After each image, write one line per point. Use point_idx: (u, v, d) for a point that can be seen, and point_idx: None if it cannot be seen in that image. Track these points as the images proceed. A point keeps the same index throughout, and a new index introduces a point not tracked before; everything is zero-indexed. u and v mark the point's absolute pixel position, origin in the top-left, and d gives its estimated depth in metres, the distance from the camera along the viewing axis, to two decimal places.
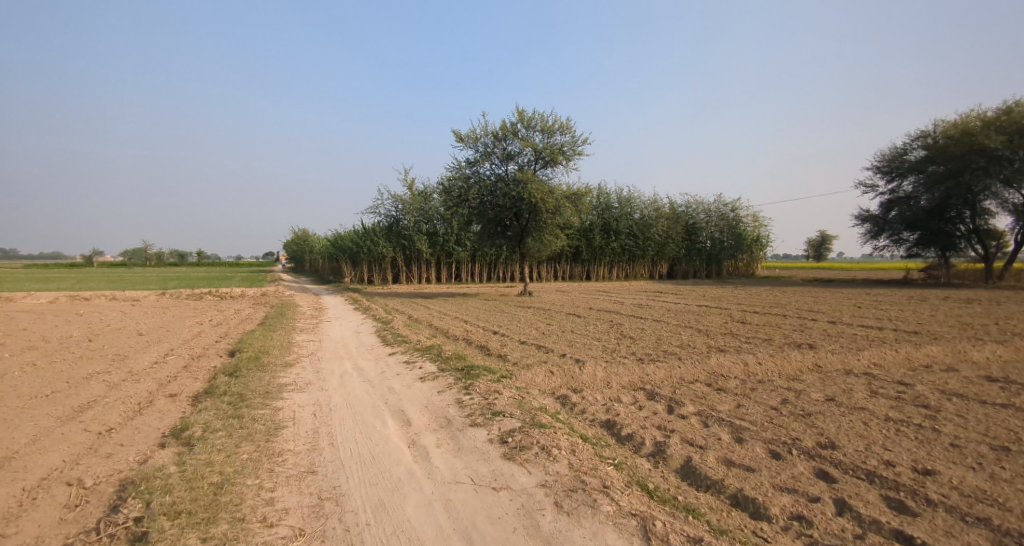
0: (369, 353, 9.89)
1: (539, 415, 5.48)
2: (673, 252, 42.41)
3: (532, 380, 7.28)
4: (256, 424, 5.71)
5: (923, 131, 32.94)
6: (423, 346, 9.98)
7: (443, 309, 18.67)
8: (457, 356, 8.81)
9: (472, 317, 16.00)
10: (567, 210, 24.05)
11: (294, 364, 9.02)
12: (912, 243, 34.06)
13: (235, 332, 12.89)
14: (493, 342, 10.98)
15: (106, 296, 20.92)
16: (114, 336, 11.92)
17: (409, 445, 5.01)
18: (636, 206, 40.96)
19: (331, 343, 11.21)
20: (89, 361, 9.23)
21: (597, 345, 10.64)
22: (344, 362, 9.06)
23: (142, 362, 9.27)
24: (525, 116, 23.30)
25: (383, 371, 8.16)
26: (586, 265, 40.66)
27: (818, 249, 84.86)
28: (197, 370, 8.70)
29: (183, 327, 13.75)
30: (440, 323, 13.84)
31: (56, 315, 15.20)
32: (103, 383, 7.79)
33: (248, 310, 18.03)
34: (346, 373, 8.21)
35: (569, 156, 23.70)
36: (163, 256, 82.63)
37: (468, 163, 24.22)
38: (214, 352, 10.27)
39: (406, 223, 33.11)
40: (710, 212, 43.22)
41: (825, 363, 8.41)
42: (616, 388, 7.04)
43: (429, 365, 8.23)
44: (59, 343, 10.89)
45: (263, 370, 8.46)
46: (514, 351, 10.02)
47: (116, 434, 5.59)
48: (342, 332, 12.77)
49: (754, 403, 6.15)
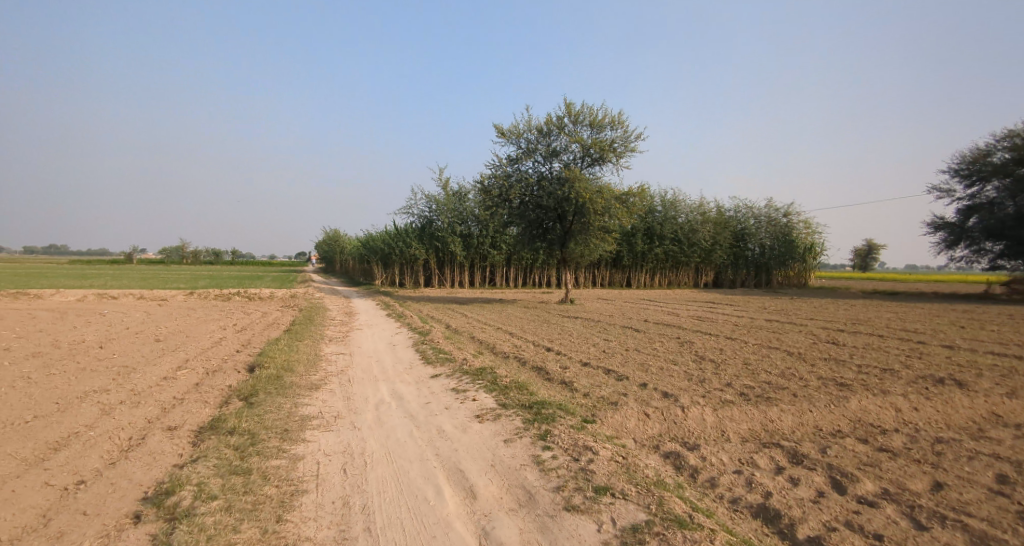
0: (408, 374, 8.35)
1: (666, 498, 3.77)
2: (720, 259, 39.69)
3: (623, 426, 5.53)
4: (267, 489, 4.15)
5: (1011, 130, 29.41)
6: (474, 367, 8.37)
7: (483, 317, 17.08)
8: (517, 385, 7.16)
9: (518, 329, 14.31)
10: (615, 212, 22.15)
11: (321, 388, 7.54)
12: (996, 254, 30.32)
13: (258, 341, 11.59)
14: (551, 363, 9.25)
15: (134, 295, 20.21)
16: (128, 343, 10.72)
17: (482, 544, 3.36)
18: (680, 209, 38.57)
19: (364, 359, 9.73)
20: (92, 374, 7.98)
21: (680, 373, 8.81)
22: (380, 387, 7.52)
23: (150, 377, 7.94)
24: (573, 109, 21.59)
25: (427, 403, 6.57)
26: (626, 271, 38.66)
27: (864, 260, 80.20)
28: (209, 392, 7.28)
29: (204, 333, 12.54)
30: (483, 336, 12.17)
31: (78, 316, 14.31)
32: (95, 406, 6.43)
33: (277, 314, 16.92)
34: (384, 403, 6.68)
35: (619, 153, 21.82)
36: (199, 254, 85.18)
37: (510, 160, 22.60)
38: (231, 366, 8.92)
39: (439, 224, 31.76)
40: (761, 217, 40.30)
41: (1005, 413, 6.34)
42: (743, 444, 5.22)
43: (485, 397, 6.60)
44: (65, 349, 9.78)
45: (285, 396, 6.98)
46: (581, 377, 8.30)
47: (80, 492, 4.10)
48: (375, 344, 11.31)
49: (966, 485, 4.27)
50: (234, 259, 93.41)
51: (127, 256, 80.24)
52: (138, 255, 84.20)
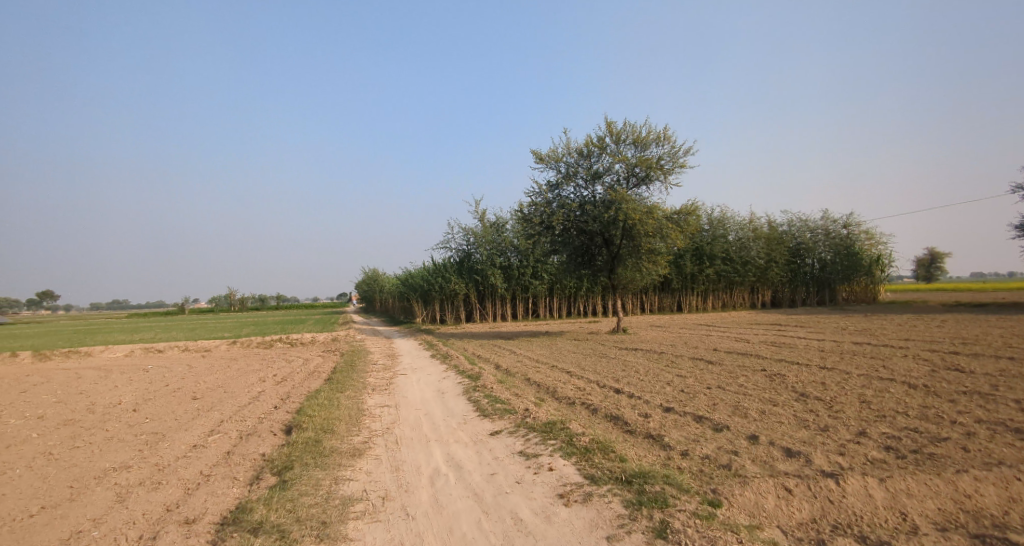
0: (463, 431, 7.17)
1: None
2: (778, 277, 37.13)
3: (763, 509, 4.07)
4: None
5: None
6: (539, 421, 7.07)
7: (534, 354, 15.85)
8: (599, 445, 5.81)
9: (575, 366, 12.93)
10: (666, 232, 20.80)
11: (364, 454, 6.44)
12: None
13: (298, 393, 10.80)
14: (628, 411, 7.85)
15: (179, 348, 20.22)
16: (163, 403, 10.18)
17: None
18: (729, 226, 36.51)
19: (411, 411, 8.64)
20: (118, 447, 7.32)
21: (790, 419, 7.18)
22: (433, 451, 6.35)
23: (178, 449, 7.17)
24: (614, 128, 20.73)
25: (494, 475, 5.30)
26: (676, 294, 36.76)
27: (927, 269, 74.61)
28: (239, 465, 6.38)
29: (243, 386, 11.92)
30: (539, 378, 10.85)
31: (121, 374, 14.09)
32: (111, 491, 5.65)
33: (318, 360, 16.27)
34: (441, 476, 5.47)
35: (667, 170, 20.62)
36: (246, 300, 88.59)
37: (550, 186, 21.71)
38: (266, 428, 8.05)
39: (478, 257, 31.03)
40: (818, 230, 37.73)
41: None
42: (955, 538, 3.60)
43: (565, 465, 5.28)
44: (98, 415, 9.28)
45: (324, 467, 5.93)
46: (670, 430, 6.85)
47: None
48: (421, 392, 10.24)
49: None
50: (279, 303, 96.64)
51: (180, 306, 83.61)
52: (189, 305, 87.76)
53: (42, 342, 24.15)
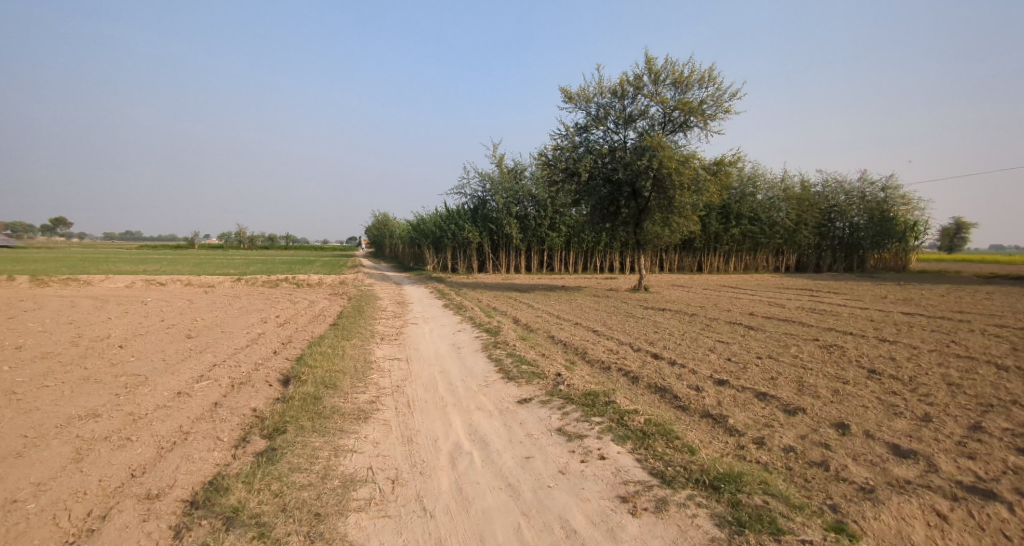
0: (487, 396, 6.13)
1: None
2: (806, 240, 35.34)
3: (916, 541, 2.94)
4: None
5: None
6: (577, 391, 5.97)
7: (555, 309, 14.78)
8: (659, 428, 4.71)
9: (601, 325, 11.85)
10: (701, 185, 19.13)
11: (370, 417, 5.44)
12: None
13: (300, 338, 9.90)
14: (676, 382, 6.76)
15: (182, 282, 19.44)
16: (155, 340, 9.33)
17: None
18: (760, 185, 34.30)
19: (424, 368, 7.63)
20: (93, 389, 6.45)
21: (875, 403, 6.01)
22: (452, 421, 5.31)
23: (159, 396, 6.27)
24: (653, 66, 18.64)
25: (532, 461, 4.24)
26: (697, 254, 35.31)
27: (952, 241, 71.79)
28: (225, 423, 5.41)
29: (242, 326, 11.05)
30: (566, 337, 9.81)
31: (117, 306, 13.26)
32: (70, 447, 4.73)
33: (324, 304, 15.35)
34: (463, 456, 4.41)
35: (708, 115, 18.66)
36: (257, 239, 88.36)
37: (578, 128, 19.89)
38: (261, 377, 7.10)
39: (494, 205, 29.50)
40: (853, 192, 35.42)
41: None
42: None
43: (621, 456, 4.19)
44: (81, 350, 8.43)
45: (322, 433, 4.94)
46: (733, 409, 5.75)
47: None
48: (435, 345, 9.22)
49: None
50: (288, 243, 96.12)
51: (190, 240, 83.44)
52: (200, 240, 87.37)
53: (46, 268, 23.55)
